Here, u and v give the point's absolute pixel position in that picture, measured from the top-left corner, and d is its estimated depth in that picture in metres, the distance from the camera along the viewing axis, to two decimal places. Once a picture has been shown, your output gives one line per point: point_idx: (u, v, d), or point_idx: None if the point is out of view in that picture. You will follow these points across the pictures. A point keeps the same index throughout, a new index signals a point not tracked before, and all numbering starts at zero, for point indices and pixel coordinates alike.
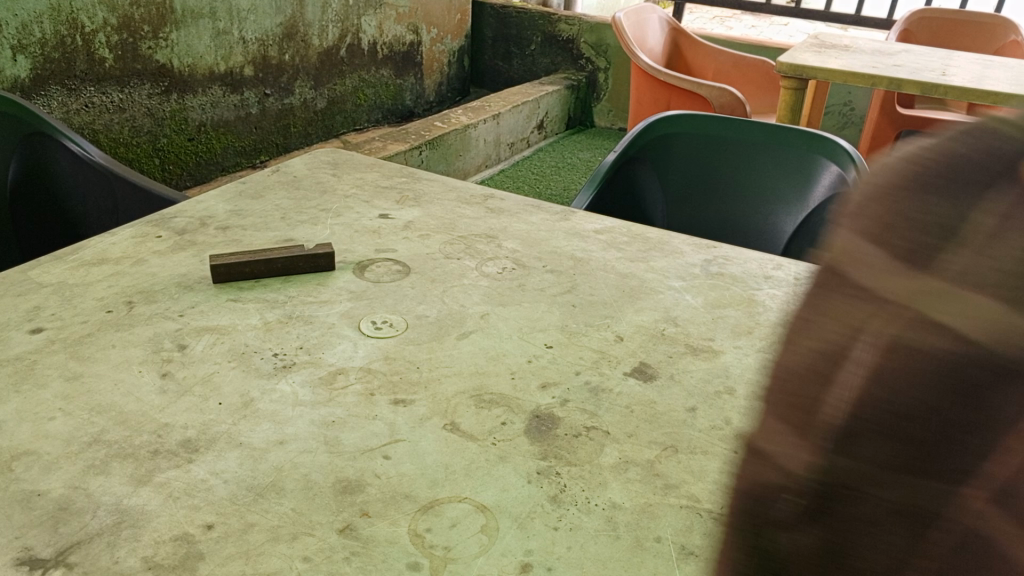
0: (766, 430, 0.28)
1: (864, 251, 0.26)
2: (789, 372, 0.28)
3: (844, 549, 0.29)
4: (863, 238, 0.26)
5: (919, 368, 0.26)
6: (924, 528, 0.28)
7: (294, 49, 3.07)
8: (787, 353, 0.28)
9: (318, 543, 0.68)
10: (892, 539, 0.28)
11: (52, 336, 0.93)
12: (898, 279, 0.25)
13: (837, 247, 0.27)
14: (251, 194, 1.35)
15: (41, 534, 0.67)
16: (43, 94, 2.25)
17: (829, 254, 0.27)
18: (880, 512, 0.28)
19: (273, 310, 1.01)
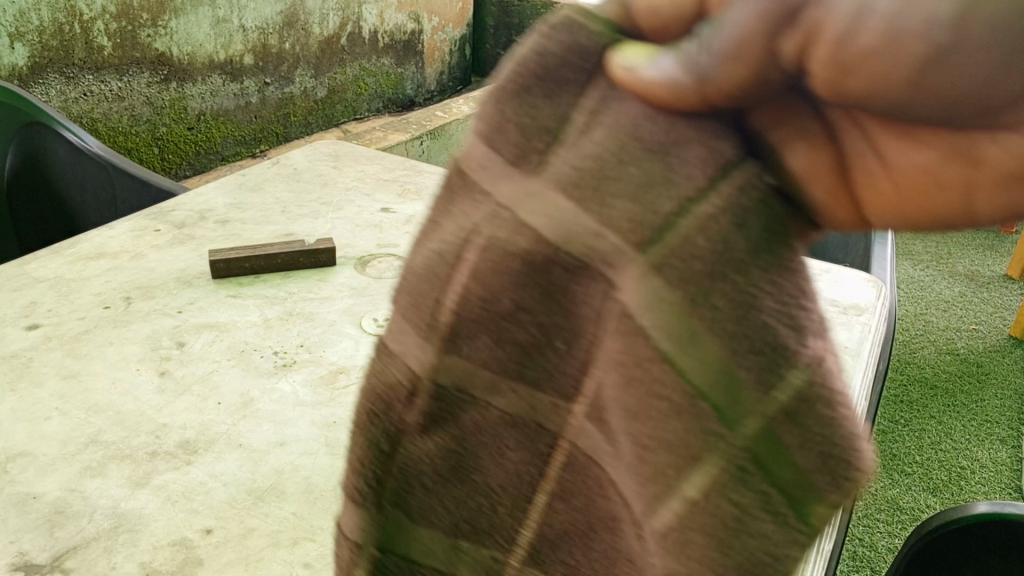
0: (400, 330, 0.42)
1: (487, 158, 0.39)
2: (418, 266, 0.41)
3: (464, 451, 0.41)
4: (483, 144, 0.40)
5: (504, 267, 0.38)
6: (529, 431, 0.40)
7: (295, 38, 3.04)
8: (424, 251, 0.42)
9: (320, 548, 0.66)
10: (504, 436, 0.40)
11: (48, 333, 0.91)
12: (509, 180, 0.39)
13: (471, 158, 0.40)
14: (250, 186, 1.34)
15: (37, 539, 0.66)
16: (41, 83, 2.23)
17: (465, 161, 0.41)
18: (492, 412, 0.40)
19: (274, 307, 0.99)
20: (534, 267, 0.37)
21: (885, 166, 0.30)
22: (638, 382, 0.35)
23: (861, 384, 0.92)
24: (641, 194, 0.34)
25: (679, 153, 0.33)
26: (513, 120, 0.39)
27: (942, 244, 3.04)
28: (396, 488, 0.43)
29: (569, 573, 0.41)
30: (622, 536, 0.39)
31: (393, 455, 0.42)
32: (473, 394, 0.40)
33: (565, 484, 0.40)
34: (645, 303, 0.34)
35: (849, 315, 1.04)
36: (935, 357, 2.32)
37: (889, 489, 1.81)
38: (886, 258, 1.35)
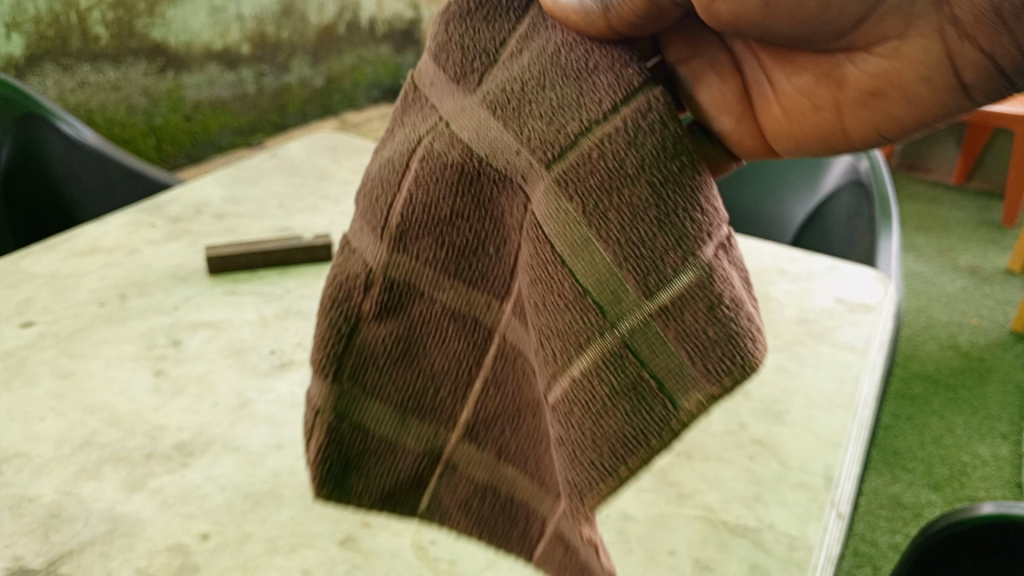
0: (363, 227, 0.54)
1: (433, 76, 0.51)
2: (380, 172, 0.53)
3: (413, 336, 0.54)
4: (430, 66, 0.51)
5: (444, 189, 0.50)
6: (467, 322, 0.53)
7: (292, 27, 3.02)
8: (385, 157, 0.54)
9: (318, 554, 0.65)
10: (448, 330, 0.54)
11: (42, 331, 0.90)
12: (449, 98, 0.50)
13: (424, 78, 0.52)
14: (247, 179, 1.32)
15: (31, 543, 0.64)
16: (37, 73, 2.20)
17: (420, 81, 0.52)
18: (440, 306, 0.53)
19: (270, 304, 0.98)
20: (469, 177, 0.49)
21: (772, 91, 0.48)
22: (540, 277, 0.46)
23: (869, 385, 0.91)
24: (552, 114, 0.45)
25: (595, 76, 0.44)
26: (459, 43, 0.50)
27: (943, 237, 3.02)
28: (353, 382, 0.55)
29: (497, 439, 0.57)
30: (525, 417, 0.55)
31: (356, 343, 0.54)
32: (425, 289, 0.53)
33: (498, 372, 0.54)
34: (545, 216, 0.45)
35: (856, 313, 1.03)
36: (937, 352, 2.31)
37: (891, 485, 1.80)
38: (892, 252, 1.33)
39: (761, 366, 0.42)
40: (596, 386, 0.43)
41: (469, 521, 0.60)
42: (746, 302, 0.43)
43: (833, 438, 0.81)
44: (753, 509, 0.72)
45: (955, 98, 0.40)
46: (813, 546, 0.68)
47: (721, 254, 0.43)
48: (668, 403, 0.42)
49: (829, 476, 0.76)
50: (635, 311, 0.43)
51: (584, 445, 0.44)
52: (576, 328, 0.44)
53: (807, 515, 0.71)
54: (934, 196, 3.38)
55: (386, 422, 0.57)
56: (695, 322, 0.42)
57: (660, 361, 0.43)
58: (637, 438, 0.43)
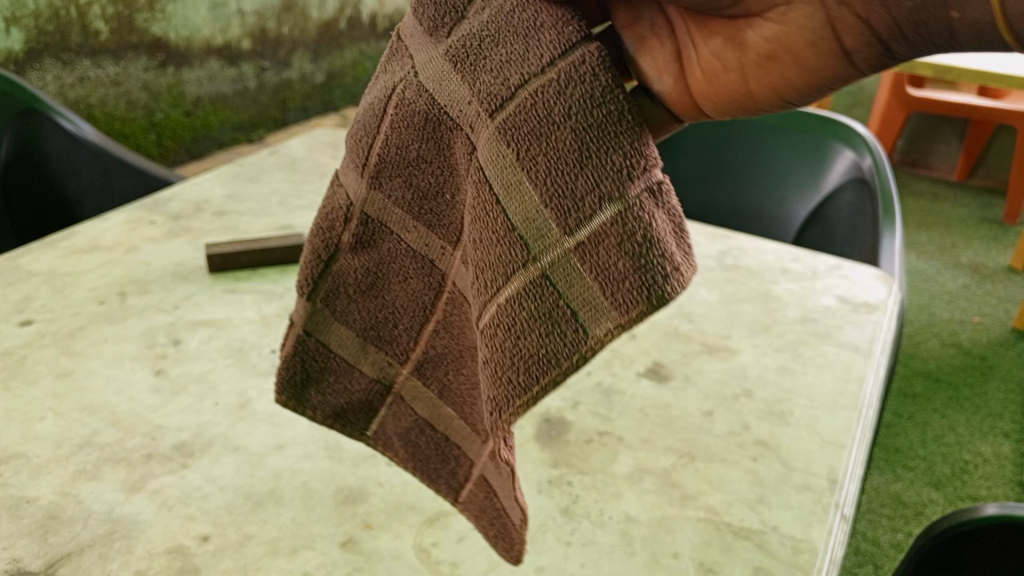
0: (343, 166, 0.54)
1: (409, 27, 0.50)
2: (360, 118, 0.53)
3: (377, 271, 0.55)
4: (409, 17, 0.51)
5: (410, 131, 0.50)
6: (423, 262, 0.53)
7: (292, 22, 3.01)
8: (366, 103, 0.53)
9: (319, 557, 0.64)
10: (404, 268, 0.54)
11: (41, 330, 0.89)
12: (420, 48, 0.49)
13: (403, 28, 0.51)
14: (248, 176, 1.31)
15: (30, 545, 0.64)
16: (37, 68, 2.20)
17: (399, 31, 0.52)
18: (403, 246, 0.54)
19: (271, 303, 0.97)
20: (429, 123, 0.49)
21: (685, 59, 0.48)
22: (480, 215, 0.45)
23: (873, 386, 0.90)
24: (502, 64, 0.44)
25: (542, 33, 0.43)
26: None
27: (945, 234, 3.02)
28: (326, 298, 0.57)
29: (441, 382, 0.58)
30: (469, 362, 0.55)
31: (328, 267, 0.56)
32: (391, 229, 0.53)
33: (448, 316, 0.55)
34: (488, 155, 0.44)
35: (860, 313, 1.02)
36: (938, 349, 2.31)
37: (892, 483, 1.79)
38: (895, 251, 1.32)
39: (674, 298, 0.40)
40: (517, 308, 0.43)
41: (406, 452, 0.62)
42: (670, 242, 0.42)
43: (837, 440, 0.81)
44: (757, 511, 0.72)
45: (834, 66, 0.44)
46: (817, 548, 0.68)
47: (649, 196, 0.42)
48: (579, 326, 0.41)
49: (833, 478, 0.76)
50: (557, 247, 0.42)
51: (499, 366, 0.43)
52: (503, 259, 0.43)
53: (811, 518, 0.71)
54: (936, 193, 3.38)
55: (348, 345, 0.58)
56: (612, 255, 0.41)
57: (576, 293, 0.42)
58: (549, 361, 0.42)
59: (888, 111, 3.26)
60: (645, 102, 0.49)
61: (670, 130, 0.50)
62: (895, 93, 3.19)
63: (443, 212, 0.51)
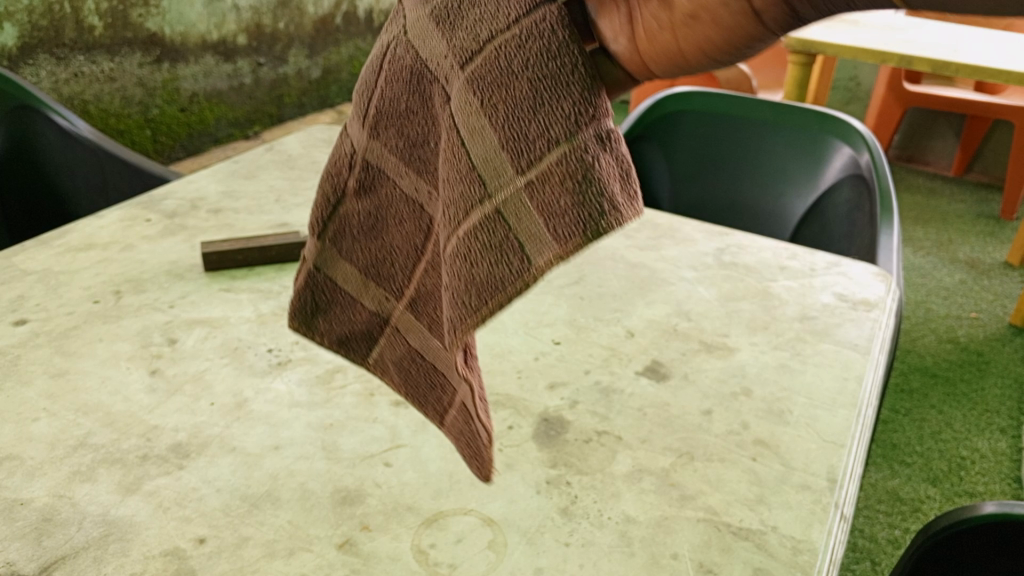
0: (350, 115, 0.55)
1: None
2: (367, 73, 0.54)
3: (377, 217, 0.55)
4: None
5: (400, 83, 0.50)
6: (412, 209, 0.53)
7: (288, 17, 3.01)
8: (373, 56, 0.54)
9: (317, 559, 0.64)
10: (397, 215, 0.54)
11: (35, 329, 0.88)
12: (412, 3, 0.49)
13: None
14: (244, 174, 1.31)
15: (24, 548, 0.63)
16: (31, 64, 2.18)
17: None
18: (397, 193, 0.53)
19: (268, 302, 0.97)
20: (414, 78, 0.49)
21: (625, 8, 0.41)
22: (450, 158, 0.46)
23: (871, 384, 0.90)
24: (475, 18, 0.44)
25: None
26: None
27: (942, 230, 3.02)
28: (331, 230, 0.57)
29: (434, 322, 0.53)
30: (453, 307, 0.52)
31: (335, 207, 0.56)
32: (387, 176, 0.53)
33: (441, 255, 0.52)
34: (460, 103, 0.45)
35: (859, 310, 1.02)
36: (935, 345, 2.31)
37: (889, 479, 1.79)
38: (893, 248, 1.32)
39: (611, 231, 0.41)
40: (471, 239, 0.44)
41: (398, 378, 0.59)
42: (614, 184, 0.42)
43: (836, 439, 0.80)
44: (756, 512, 0.71)
45: (746, 25, 0.37)
46: (817, 549, 0.67)
47: (599, 141, 0.42)
48: (525, 255, 0.43)
49: (833, 478, 0.75)
50: (509, 186, 0.43)
51: (458, 292, 0.45)
52: (463, 197, 0.45)
53: (810, 518, 0.71)
54: (932, 188, 3.38)
55: (351, 280, 0.58)
56: (560, 193, 0.42)
57: (524, 229, 0.43)
58: (496, 288, 0.44)
59: (885, 105, 3.25)
60: (603, 64, 0.43)
61: (634, 87, 0.44)
62: (893, 87, 3.18)
63: (427, 159, 0.50)
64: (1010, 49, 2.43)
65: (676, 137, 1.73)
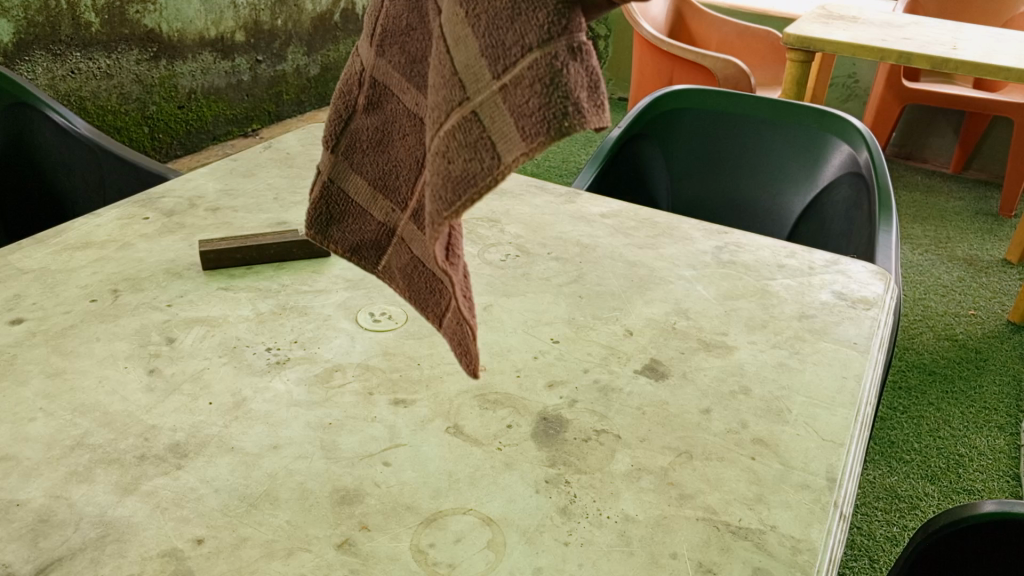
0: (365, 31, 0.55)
1: None
2: None
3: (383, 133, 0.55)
4: None
5: None
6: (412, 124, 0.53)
7: (286, 14, 3.00)
8: None
9: (315, 559, 0.64)
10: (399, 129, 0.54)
11: (32, 328, 0.88)
12: None
13: None
14: (242, 172, 1.30)
15: (20, 549, 0.63)
16: (27, 60, 2.18)
17: None
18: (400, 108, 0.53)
19: (266, 300, 0.96)
20: None
21: None
22: (439, 68, 0.46)
23: (871, 383, 0.89)
24: None
25: None
26: None
27: (940, 227, 3.02)
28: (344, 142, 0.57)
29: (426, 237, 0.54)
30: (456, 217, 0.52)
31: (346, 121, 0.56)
32: (393, 91, 0.53)
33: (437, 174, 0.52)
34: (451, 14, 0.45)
35: (857, 308, 1.02)
36: (933, 342, 2.31)
37: (887, 477, 1.79)
38: (891, 245, 1.32)
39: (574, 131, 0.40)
40: (450, 138, 0.45)
41: (404, 285, 0.58)
42: (584, 90, 0.41)
43: (835, 437, 0.80)
44: (755, 511, 0.71)
45: None
46: (816, 549, 0.67)
47: (571, 51, 0.40)
48: (496, 152, 0.43)
49: (832, 477, 0.75)
50: (484, 90, 0.43)
51: (436, 188, 0.46)
52: (446, 100, 0.45)
53: (809, 517, 0.71)
54: (931, 185, 3.38)
55: (362, 192, 0.57)
56: (529, 95, 0.41)
57: (497, 128, 0.43)
58: (470, 184, 0.44)
59: (882, 104, 3.23)
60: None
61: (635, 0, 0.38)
62: (891, 86, 3.17)
63: (425, 73, 0.50)
64: (1008, 46, 2.43)
65: (676, 136, 1.73)
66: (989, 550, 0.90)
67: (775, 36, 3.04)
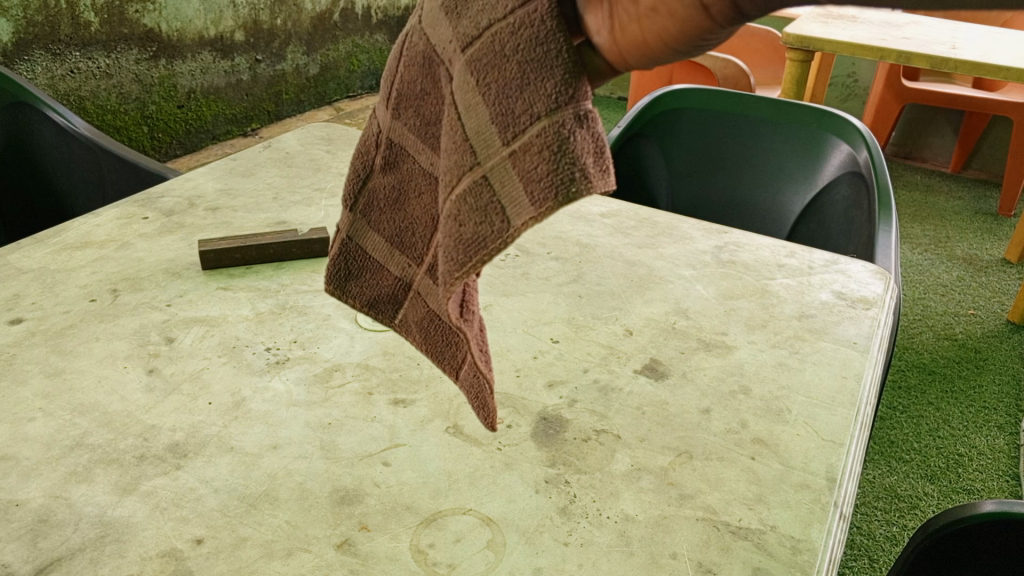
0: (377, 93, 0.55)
1: None
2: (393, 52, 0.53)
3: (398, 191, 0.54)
4: None
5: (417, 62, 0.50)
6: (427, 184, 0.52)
7: (286, 14, 3.00)
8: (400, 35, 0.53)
9: (315, 560, 0.64)
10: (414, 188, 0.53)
11: (31, 328, 0.88)
12: None
13: None
14: (241, 171, 1.30)
15: (19, 549, 0.63)
16: (26, 60, 2.18)
17: None
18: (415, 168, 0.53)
19: (266, 300, 0.96)
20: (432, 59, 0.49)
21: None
22: (451, 132, 0.46)
23: (870, 382, 0.89)
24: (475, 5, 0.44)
25: None
26: None
27: (939, 227, 3.02)
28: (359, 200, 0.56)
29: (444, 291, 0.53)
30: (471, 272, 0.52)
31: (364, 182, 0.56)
32: (407, 151, 0.53)
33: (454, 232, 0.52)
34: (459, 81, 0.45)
35: (857, 308, 1.02)
36: (933, 342, 2.31)
37: (886, 476, 1.79)
38: (891, 245, 1.32)
39: (581, 197, 0.40)
40: (462, 202, 0.45)
41: (419, 338, 0.59)
42: (589, 158, 0.41)
43: (834, 437, 0.80)
44: (755, 511, 0.71)
45: (698, 21, 0.35)
46: (817, 549, 0.67)
47: (577, 119, 0.41)
48: (505, 216, 0.43)
49: (832, 477, 0.75)
50: (494, 157, 0.43)
51: (448, 250, 0.46)
52: (456, 166, 0.45)
53: (809, 517, 0.71)
54: (930, 185, 3.38)
55: (380, 249, 0.57)
56: (537, 162, 0.41)
57: (507, 193, 0.43)
58: (482, 246, 0.44)
59: (881, 104, 3.23)
60: (588, 55, 0.42)
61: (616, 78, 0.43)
62: (891, 85, 3.17)
63: (440, 136, 0.50)
64: (1007, 45, 2.43)
65: (675, 135, 1.73)
66: (989, 550, 0.90)
67: (774, 36, 3.04)
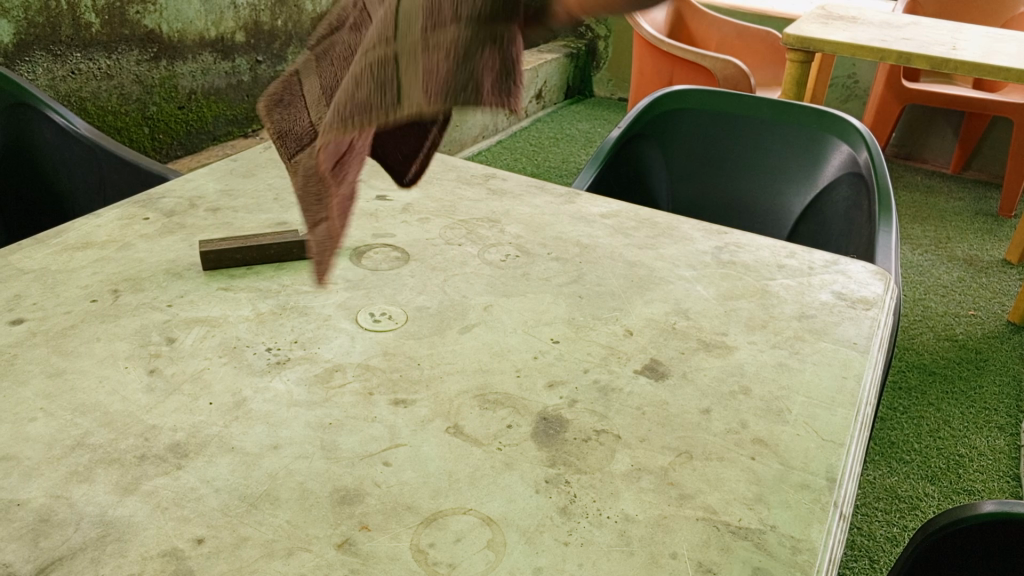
0: None
1: None
2: None
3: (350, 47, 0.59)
4: None
5: None
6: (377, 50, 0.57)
7: (286, 15, 3.00)
8: None
9: (315, 559, 0.64)
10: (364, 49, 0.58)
11: (32, 328, 0.88)
12: None
13: None
14: (242, 172, 1.31)
15: (20, 549, 0.63)
16: (27, 61, 2.18)
17: None
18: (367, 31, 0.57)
19: (267, 300, 0.97)
20: None
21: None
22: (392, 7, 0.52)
23: (870, 382, 0.90)
24: None
25: None
26: None
27: (940, 227, 3.02)
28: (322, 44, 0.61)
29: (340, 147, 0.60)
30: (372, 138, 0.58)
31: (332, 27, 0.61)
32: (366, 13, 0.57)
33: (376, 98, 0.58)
34: None
35: (857, 308, 1.02)
36: (933, 342, 2.31)
37: (887, 477, 1.79)
38: (891, 246, 1.32)
39: (462, 102, 0.50)
40: (369, 66, 0.52)
41: (298, 184, 0.64)
42: (484, 77, 0.50)
43: (834, 437, 0.80)
44: (755, 511, 0.71)
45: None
46: (817, 549, 0.68)
47: (489, 38, 0.49)
48: (397, 95, 0.52)
49: (832, 477, 0.75)
50: (411, 38, 0.50)
51: (342, 100, 0.54)
52: (381, 35, 0.52)
53: (809, 517, 0.71)
54: (931, 186, 3.38)
55: (311, 92, 0.62)
56: (440, 61, 0.49)
57: (405, 73, 0.51)
58: (369, 109, 0.53)
59: (882, 104, 3.23)
60: None
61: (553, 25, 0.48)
62: (891, 86, 3.17)
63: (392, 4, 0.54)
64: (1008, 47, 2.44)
65: (676, 135, 1.73)
66: (989, 550, 0.90)
67: (774, 36, 3.04)
